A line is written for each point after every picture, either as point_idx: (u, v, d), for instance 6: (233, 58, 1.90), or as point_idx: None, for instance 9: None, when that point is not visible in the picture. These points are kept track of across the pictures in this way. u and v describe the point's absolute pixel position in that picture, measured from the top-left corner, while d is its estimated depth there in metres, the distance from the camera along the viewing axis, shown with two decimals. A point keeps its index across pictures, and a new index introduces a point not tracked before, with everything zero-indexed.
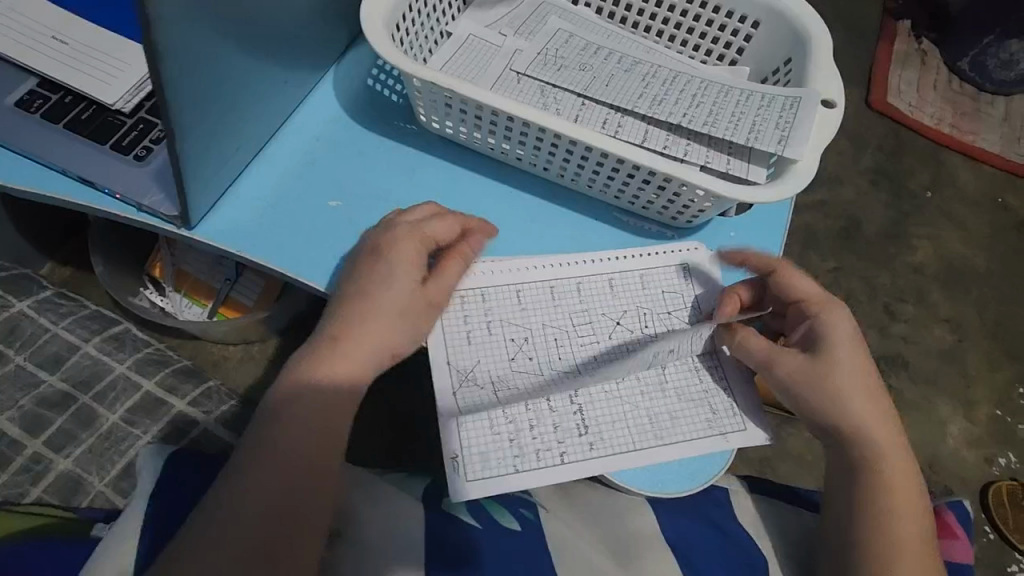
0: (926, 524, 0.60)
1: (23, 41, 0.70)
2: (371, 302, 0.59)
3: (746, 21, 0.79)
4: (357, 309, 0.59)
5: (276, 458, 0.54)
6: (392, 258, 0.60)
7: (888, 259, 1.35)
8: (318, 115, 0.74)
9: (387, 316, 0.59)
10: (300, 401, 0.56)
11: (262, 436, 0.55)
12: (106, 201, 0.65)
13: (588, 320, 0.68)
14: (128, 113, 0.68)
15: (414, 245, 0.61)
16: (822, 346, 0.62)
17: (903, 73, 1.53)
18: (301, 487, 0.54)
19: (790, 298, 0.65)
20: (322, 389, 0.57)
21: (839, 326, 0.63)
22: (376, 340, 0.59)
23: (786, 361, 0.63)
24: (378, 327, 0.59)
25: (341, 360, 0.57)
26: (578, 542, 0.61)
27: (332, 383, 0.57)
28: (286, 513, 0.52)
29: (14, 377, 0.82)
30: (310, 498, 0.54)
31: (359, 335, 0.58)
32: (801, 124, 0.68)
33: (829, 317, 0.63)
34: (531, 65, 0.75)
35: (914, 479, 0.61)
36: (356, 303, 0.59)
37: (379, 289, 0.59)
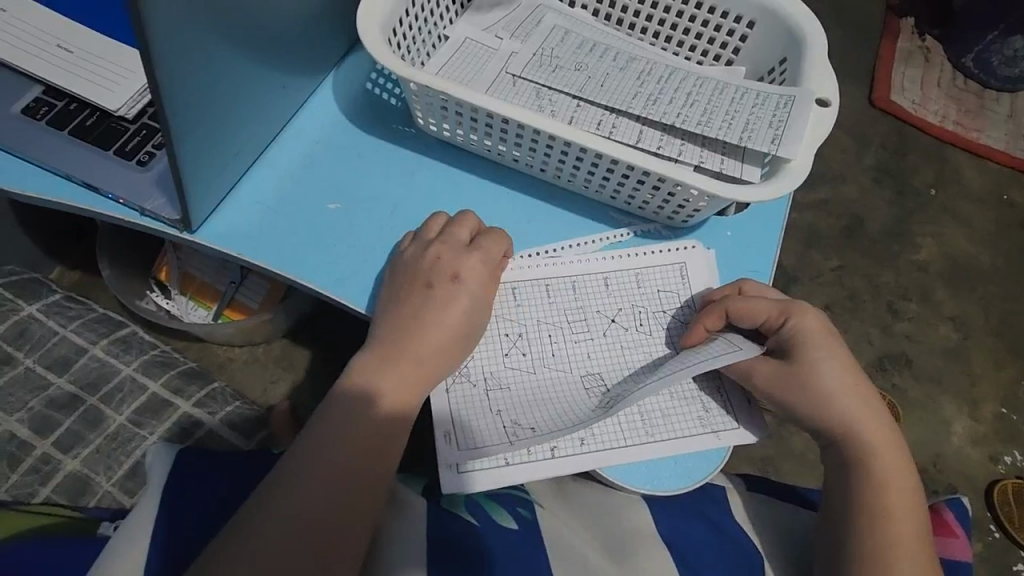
0: (922, 526, 0.60)
1: (29, 50, 0.71)
2: (434, 318, 0.61)
3: (741, 21, 0.79)
4: (419, 321, 0.61)
5: (324, 462, 0.55)
6: (464, 283, 0.63)
7: (892, 257, 1.34)
8: (317, 120, 0.75)
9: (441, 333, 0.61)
10: (356, 407, 0.58)
11: (307, 441, 0.56)
12: (110, 206, 0.66)
13: (583, 316, 0.69)
14: (131, 119, 0.70)
15: (482, 268, 0.64)
16: (799, 351, 0.62)
17: (906, 70, 1.52)
18: (353, 490, 0.55)
19: (760, 323, 0.64)
20: (381, 399, 0.58)
21: (816, 328, 0.63)
22: (434, 357, 0.61)
23: (763, 367, 0.63)
24: (434, 345, 0.61)
25: (382, 374, 0.59)
26: (575, 541, 0.61)
27: (391, 392, 0.59)
28: (336, 517, 0.54)
29: (23, 379, 0.84)
30: (356, 504, 0.55)
31: (424, 350, 0.60)
32: (794, 123, 0.68)
33: (807, 321, 0.63)
34: (526, 67, 0.75)
35: (908, 477, 0.61)
36: (422, 317, 0.61)
37: (448, 309, 0.62)
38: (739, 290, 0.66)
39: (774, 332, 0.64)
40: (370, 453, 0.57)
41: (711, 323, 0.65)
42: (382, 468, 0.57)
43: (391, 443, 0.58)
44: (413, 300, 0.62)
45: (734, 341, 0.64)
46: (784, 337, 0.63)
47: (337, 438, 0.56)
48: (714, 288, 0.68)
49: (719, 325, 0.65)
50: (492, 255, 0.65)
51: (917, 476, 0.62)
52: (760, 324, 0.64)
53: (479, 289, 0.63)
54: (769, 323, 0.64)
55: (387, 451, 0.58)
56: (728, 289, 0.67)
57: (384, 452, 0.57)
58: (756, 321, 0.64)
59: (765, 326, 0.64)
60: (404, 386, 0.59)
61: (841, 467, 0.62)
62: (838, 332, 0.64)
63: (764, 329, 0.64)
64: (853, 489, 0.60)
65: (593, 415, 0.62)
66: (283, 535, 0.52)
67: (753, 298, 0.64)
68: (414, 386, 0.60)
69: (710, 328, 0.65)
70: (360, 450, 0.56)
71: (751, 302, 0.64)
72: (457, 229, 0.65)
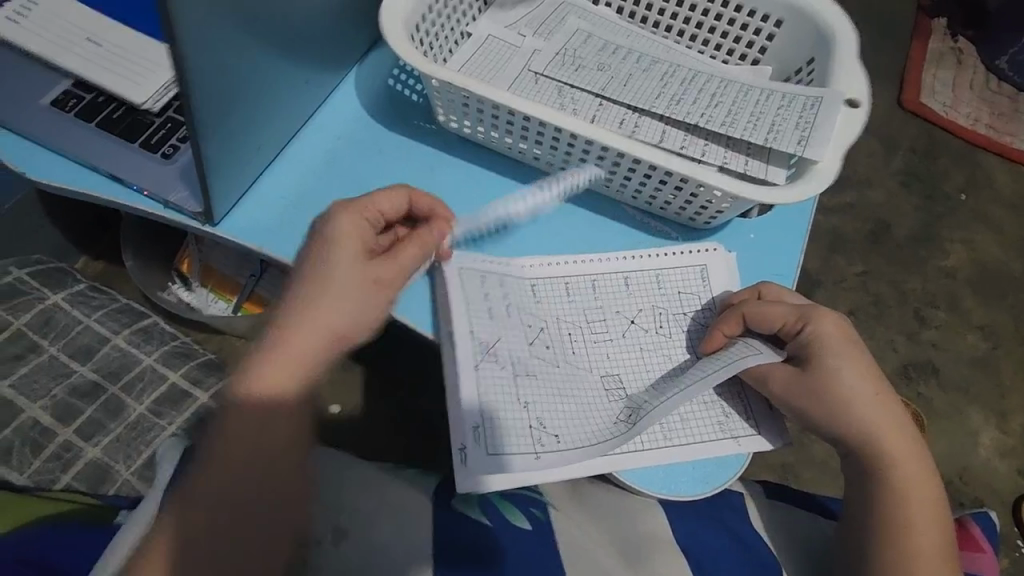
0: (946, 538, 0.58)
1: (59, 43, 0.72)
2: (302, 276, 0.59)
3: (768, 20, 0.78)
4: (291, 283, 0.59)
5: (241, 472, 0.54)
6: (328, 231, 0.60)
7: (919, 263, 1.31)
8: (339, 116, 0.75)
9: (307, 290, 0.58)
10: (246, 405, 0.55)
11: (222, 434, 0.55)
12: (134, 197, 0.67)
13: (602, 316, 0.69)
14: (157, 113, 0.71)
15: (349, 215, 0.61)
16: (819, 356, 0.60)
17: (937, 72, 1.48)
18: (279, 489, 0.55)
19: (776, 328, 0.62)
20: (264, 374, 0.55)
21: (836, 334, 0.61)
22: (318, 326, 0.57)
23: (780, 373, 0.61)
24: (296, 303, 0.57)
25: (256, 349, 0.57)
26: (588, 545, 0.60)
27: (278, 380, 0.56)
28: (269, 519, 0.54)
29: (46, 366, 0.86)
30: (283, 502, 0.55)
31: (294, 312, 0.57)
32: (822, 124, 0.67)
33: (826, 324, 0.61)
34: (549, 65, 0.75)
35: (932, 486, 0.59)
36: (303, 285, 0.58)
37: (316, 263, 0.58)
38: (758, 291, 0.65)
39: (792, 338, 0.62)
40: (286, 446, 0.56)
41: (729, 328, 0.64)
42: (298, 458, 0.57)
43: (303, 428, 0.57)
44: (298, 272, 0.59)
45: (753, 345, 0.63)
46: (804, 341, 0.61)
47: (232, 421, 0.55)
48: (734, 292, 0.67)
49: (737, 330, 0.64)
50: (372, 204, 0.62)
51: (941, 486, 0.60)
52: (776, 329, 0.62)
53: (337, 233, 0.59)
54: (787, 329, 0.62)
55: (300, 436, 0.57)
56: (746, 293, 0.66)
57: (270, 427, 0.56)
58: (772, 327, 0.62)
59: (783, 332, 0.63)
60: (292, 366, 0.56)
61: (861, 474, 0.60)
62: (859, 336, 0.63)
63: (782, 335, 0.63)
64: (876, 498, 0.59)
65: (615, 433, 0.62)
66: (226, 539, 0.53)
67: (771, 302, 0.63)
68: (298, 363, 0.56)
69: (727, 334, 0.64)
70: (277, 446, 0.55)
71: (768, 307, 0.62)
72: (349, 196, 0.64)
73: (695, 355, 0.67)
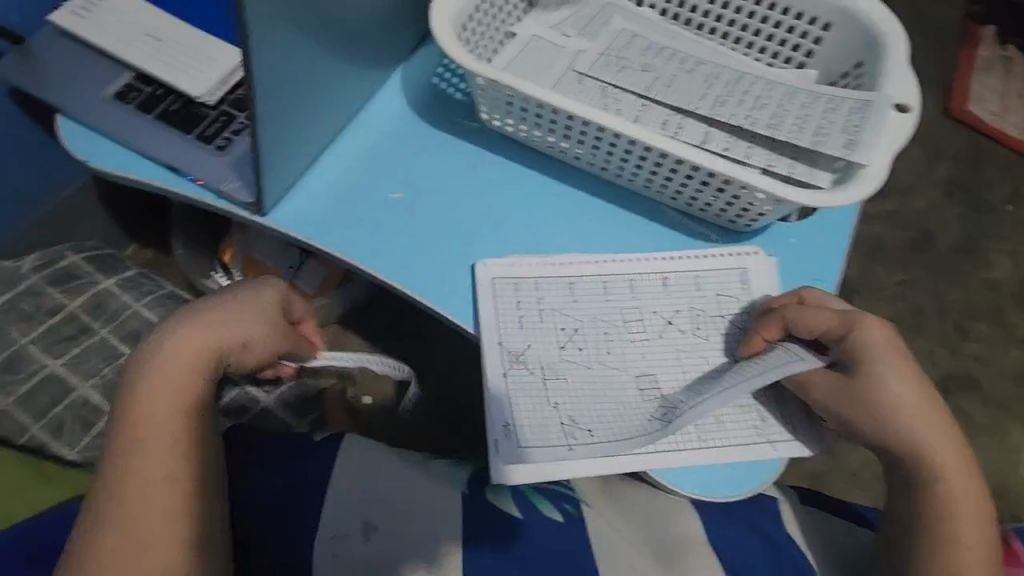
0: (991, 553, 0.57)
1: (122, 38, 0.76)
2: (220, 315, 0.62)
3: (816, 23, 0.77)
4: (203, 314, 0.62)
5: (159, 468, 0.56)
6: (262, 293, 0.65)
7: (962, 274, 1.28)
8: (385, 112, 0.77)
9: (225, 329, 0.62)
10: (154, 407, 0.58)
11: (145, 433, 0.57)
12: (188, 187, 0.69)
13: (639, 317, 0.69)
14: (212, 106, 0.74)
15: (280, 290, 0.67)
16: (863, 364, 0.60)
17: (986, 80, 1.45)
18: (174, 494, 0.55)
19: (817, 335, 0.62)
20: (172, 381, 0.59)
21: (882, 342, 0.60)
22: (207, 340, 0.61)
23: (820, 379, 0.61)
24: (211, 332, 0.61)
25: (171, 356, 0.60)
26: (618, 542, 0.61)
27: (163, 386, 0.59)
28: (179, 527, 0.54)
29: (98, 347, 0.90)
30: (173, 510, 0.54)
31: (205, 339, 0.61)
32: (870, 128, 0.66)
33: (872, 332, 0.61)
34: (593, 65, 0.75)
35: (978, 501, 0.58)
36: (214, 320, 0.62)
37: (236, 311, 0.63)
38: (799, 296, 0.64)
39: (835, 344, 0.62)
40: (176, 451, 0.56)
41: (770, 333, 0.64)
42: (194, 463, 0.57)
43: (201, 437, 0.59)
44: (207, 307, 0.62)
45: (794, 350, 0.63)
46: (847, 346, 0.61)
47: (151, 417, 0.57)
48: (772, 296, 0.66)
49: (777, 335, 0.64)
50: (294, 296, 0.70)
51: (988, 501, 0.59)
52: (817, 336, 0.62)
53: (267, 299, 0.65)
54: (829, 334, 0.62)
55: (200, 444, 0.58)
56: (786, 298, 0.65)
57: (182, 435, 0.58)
58: (812, 333, 0.62)
59: (825, 338, 0.62)
60: (177, 383, 0.59)
61: (904, 486, 0.60)
62: (907, 346, 0.62)
63: (824, 341, 0.62)
64: (919, 511, 0.58)
65: (652, 428, 0.62)
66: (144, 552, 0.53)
67: (813, 308, 0.62)
68: (181, 378, 0.59)
69: (765, 341, 0.64)
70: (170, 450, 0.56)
71: (810, 313, 0.62)
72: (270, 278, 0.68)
73: (733, 358, 0.67)
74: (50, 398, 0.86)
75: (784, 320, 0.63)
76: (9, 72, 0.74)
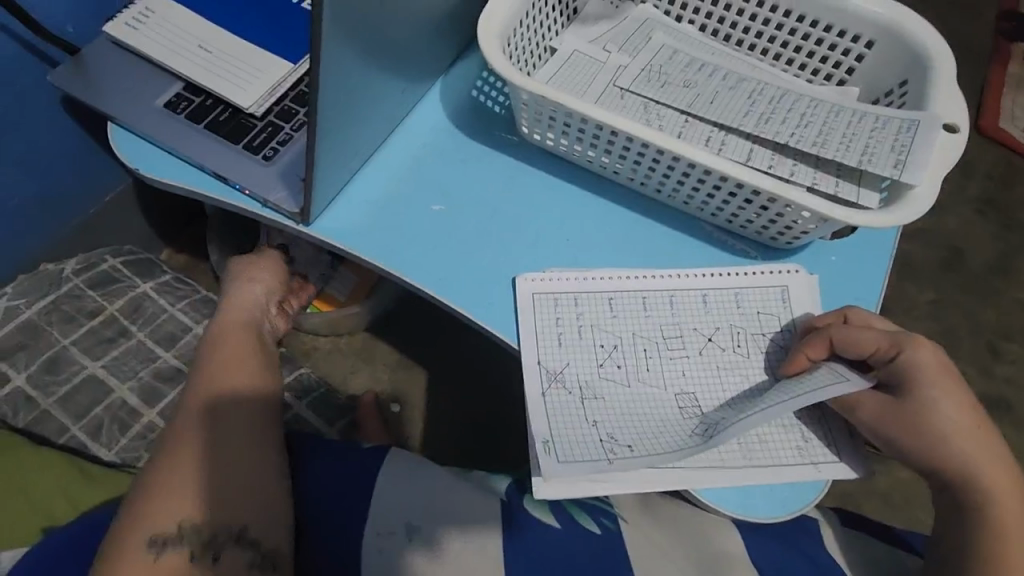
0: None
1: (172, 48, 0.77)
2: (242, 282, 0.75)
3: (858, 41, 0.77)
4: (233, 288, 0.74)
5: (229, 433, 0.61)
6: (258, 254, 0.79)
7: (994, 295, 1.26)
8: (427, 124, 0.78)
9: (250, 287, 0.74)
10: (226, 376, 0.65)
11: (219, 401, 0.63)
12: (236, 196, 0.70)
13: (679, 334, 0.69)
14: (259, 116, 0.75)
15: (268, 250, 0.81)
16: (911, 385, 0.59)
17: (1018, 98, 1.43)
18: (240, 455, 0.60)
19: (864, 355, 0.61)
20: (236, 352, 0.67)
21: (931, 362, 0.60)
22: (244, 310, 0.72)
23: (869, 399, 0.60)
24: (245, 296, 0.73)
25: (232, 332, 0.69)
26: (660, 559, 0.60)
27: (229, 355, 0.67)
28: (246, 490, 0.58)
29: (136, 350, 0.92)
30: (243, 469, 0.59)
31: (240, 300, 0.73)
32: (918, 148, 0.66)
33: (919, 353, 0.60)
34: (634, 81, 0.76)
35: None
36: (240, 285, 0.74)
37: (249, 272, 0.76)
38: (845, 314, 0.64)
39: (883, 365, 0.61)
40: (241, 408, 0.63)
41: (815, 352, 0.63)
42: (261, 431, 0.62)
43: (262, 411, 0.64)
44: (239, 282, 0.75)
45: (838, 371, 0.62)
46: (898, 366, 0.60)
47: (223, 382, 0.64)
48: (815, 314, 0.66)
49: (823, 355, 0.64)
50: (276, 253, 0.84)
51: None
52: (865, 357, 0.62)
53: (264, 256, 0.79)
54: (878, 354, 0.61)
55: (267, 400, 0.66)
56: (831, 316, 0.65)
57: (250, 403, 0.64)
58: (860, 353, 0.62)
59: (872, 358, 0.62)
60: (236, 353, 0.67)
61: (953, 512, 0.59)
62: (956, 367, 0.61)
63: (872, 360, 0.62)
64: (970, 535, 0.57)
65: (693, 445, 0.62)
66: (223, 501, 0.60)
67: (861, 328, 0.62)
68: (238, 350, 0.67)
69: (809, 358, 0.64)
70: (232, 409, 0.63)
71: (859, 332, 0.61)
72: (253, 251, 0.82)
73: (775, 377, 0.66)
74: (90, 400, 0.88)
75: (829, 339, 0.63)
76: (63, 81, 0.75)
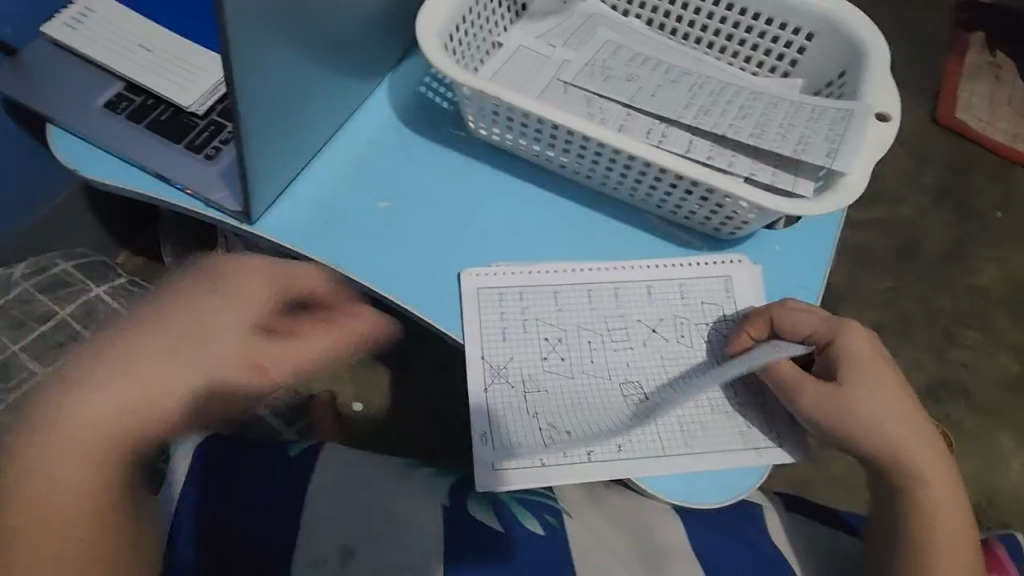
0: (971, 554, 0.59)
1: (112, 48, 0.77)
2: (179, 333, 0.46)
3: (799, 33, 0.78)
4: (154, 338, 0.45)
5: None
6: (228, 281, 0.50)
7: (950, 281, 1.29)
8: (374, 121, 0.78)
9: (181, 360, 0.45)
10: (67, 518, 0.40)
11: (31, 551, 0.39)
12: (176, 195, 0.69)
13: (624, 325, 0.69)
14: (201, 115, 0.75)
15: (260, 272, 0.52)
16: (844, 369, 0.61)
17: (974, 87, 1.46)
18: None
19: (802, 336, 0.63)
20: (72, 483, 0.40)
21: (864, 347, 0.62)
22: (151, 402, 0.43)
23: (807, 381, 0.61)
24: (160, 374, 0.44)
25: (89, 428, 0.41)
26: (601, 548, 0.61)
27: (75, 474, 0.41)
28: None
29: None
30: None
31: (145, 374, 0.43)
32: (852, 137, 0.67)
33: (850, 338, 0.62)
34: (578, 75, 0.76)
35: (959, 506, 0.59)
36: (167, 338, 0.45)
37: (196, 320, 0.47)
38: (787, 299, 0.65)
39: (821, 350, 0.63)
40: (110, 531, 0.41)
41: (757, 331, 0.65)
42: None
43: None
44: (166, 321, 0.46)
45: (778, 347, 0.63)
46: (834, 350, 0.62)
47: (53, 528, 0.40)
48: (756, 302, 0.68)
49: (764, 334, 0.65)
50: (296, 275, 0.56)
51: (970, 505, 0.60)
52: (803, 337, 0.63)
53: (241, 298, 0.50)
54: (815, 339, 0.63)
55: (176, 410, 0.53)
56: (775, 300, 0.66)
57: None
58: (799, 334, 0.63)
59: (811, 341, 0.63)
60: (69, 485, 0.40)
61: (887, 493, 0.60)
62: (886, 348, 0.63)
63: (810, 344, 0.63)
64: (902, 515, 0.59)
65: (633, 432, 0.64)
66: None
67: (802, 310, 0.63)
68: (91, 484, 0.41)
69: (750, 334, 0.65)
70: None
71: (798, 313, 0.63)
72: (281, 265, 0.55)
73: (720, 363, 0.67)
74: None
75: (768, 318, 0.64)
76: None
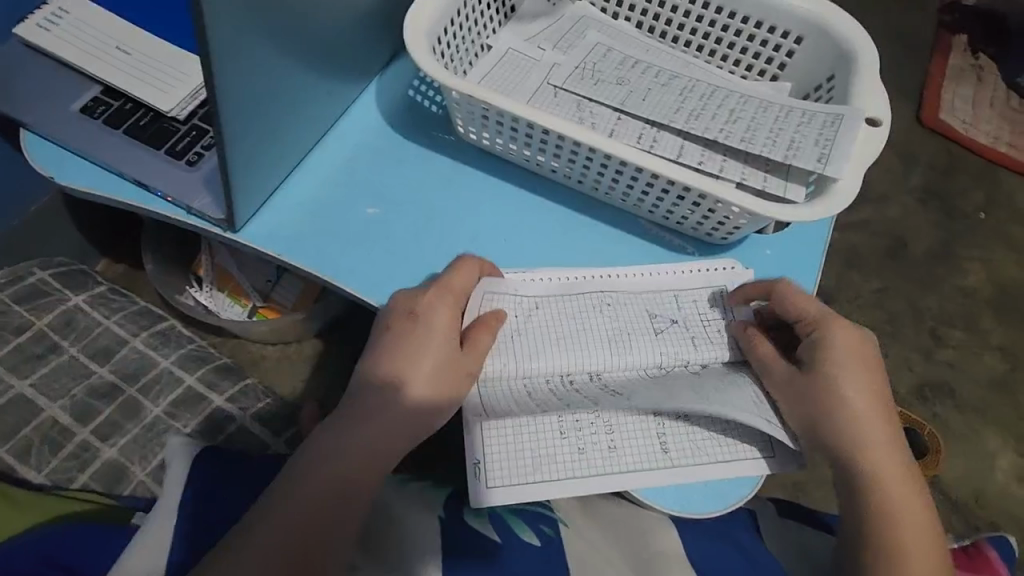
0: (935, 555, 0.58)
1: (89, 51, 0.75)
2: (409, 352, 0.57)
3: (788, 37, 0.77)
4: (402, 345, 0.57)
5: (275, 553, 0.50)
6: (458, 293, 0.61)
7: (936, 281, 1.30)
8: (361, 124, 0.76)
9: (425, 367, 0.56)
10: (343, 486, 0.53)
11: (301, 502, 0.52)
12: (157, 203, 0.68)
13: (622, 331, 0.67)
14: (182, 120, 0.73)
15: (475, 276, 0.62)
16: (829, 367, 0.59)
17: (958, 89, 1.47)
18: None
19: (794, 317, 0.62)
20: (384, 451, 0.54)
21: (851, 342, 0.60)
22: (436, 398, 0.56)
23: (781, 375, 0.61)
24: (427, 370, 0.56)
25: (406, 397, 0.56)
26: (599, 558, 0.60)
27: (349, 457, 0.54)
28: None
29: (68, 367, 0.89)
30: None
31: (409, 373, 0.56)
32: (842, 142, 0.67)
33: (838, 334, 0.60)
34: (567, 79, 0.75)
35: (920, 505, 0.59)
36: (397, 350, 0.57)
37: (410, 332, 0.57)
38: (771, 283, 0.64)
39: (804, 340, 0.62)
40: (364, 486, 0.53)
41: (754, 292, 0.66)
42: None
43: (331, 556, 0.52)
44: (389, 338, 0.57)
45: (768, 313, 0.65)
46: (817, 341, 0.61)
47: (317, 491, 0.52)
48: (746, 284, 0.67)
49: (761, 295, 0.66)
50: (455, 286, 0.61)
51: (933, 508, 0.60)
52: (794, 318, 0.63)
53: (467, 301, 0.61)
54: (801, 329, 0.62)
55: (379, 448, 0.54)
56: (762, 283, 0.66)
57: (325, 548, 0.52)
58: (789, 315, 0.63)
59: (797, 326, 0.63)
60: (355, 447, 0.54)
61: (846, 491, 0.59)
62: (874, 343, 0.62)
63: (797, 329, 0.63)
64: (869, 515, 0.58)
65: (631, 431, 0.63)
66: (252, 563, 0.50)
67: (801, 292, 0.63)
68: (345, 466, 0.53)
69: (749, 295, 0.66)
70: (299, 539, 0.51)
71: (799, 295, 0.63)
72: (456, 275, 0.61)
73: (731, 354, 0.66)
74: (18, 419, 0.84)
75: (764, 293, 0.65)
76: None
